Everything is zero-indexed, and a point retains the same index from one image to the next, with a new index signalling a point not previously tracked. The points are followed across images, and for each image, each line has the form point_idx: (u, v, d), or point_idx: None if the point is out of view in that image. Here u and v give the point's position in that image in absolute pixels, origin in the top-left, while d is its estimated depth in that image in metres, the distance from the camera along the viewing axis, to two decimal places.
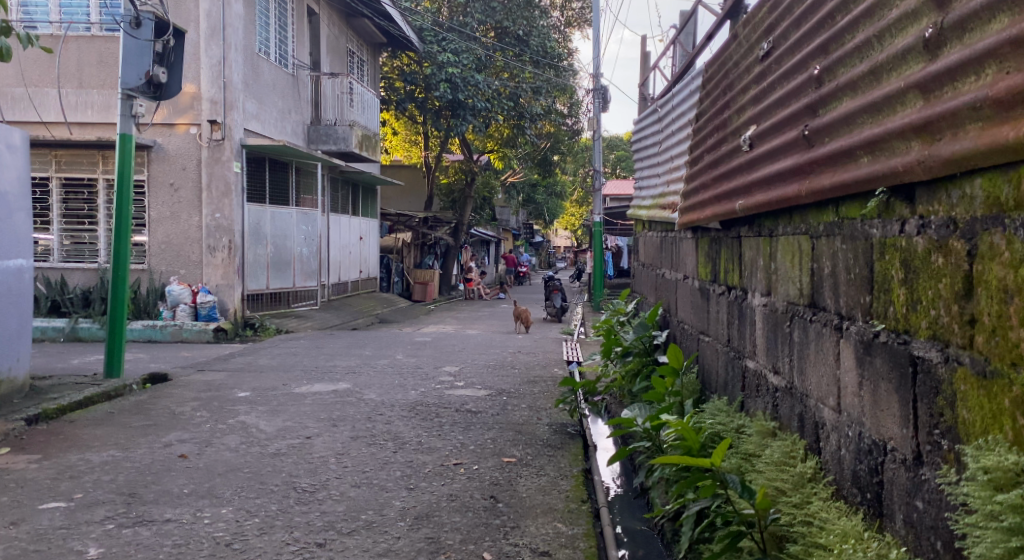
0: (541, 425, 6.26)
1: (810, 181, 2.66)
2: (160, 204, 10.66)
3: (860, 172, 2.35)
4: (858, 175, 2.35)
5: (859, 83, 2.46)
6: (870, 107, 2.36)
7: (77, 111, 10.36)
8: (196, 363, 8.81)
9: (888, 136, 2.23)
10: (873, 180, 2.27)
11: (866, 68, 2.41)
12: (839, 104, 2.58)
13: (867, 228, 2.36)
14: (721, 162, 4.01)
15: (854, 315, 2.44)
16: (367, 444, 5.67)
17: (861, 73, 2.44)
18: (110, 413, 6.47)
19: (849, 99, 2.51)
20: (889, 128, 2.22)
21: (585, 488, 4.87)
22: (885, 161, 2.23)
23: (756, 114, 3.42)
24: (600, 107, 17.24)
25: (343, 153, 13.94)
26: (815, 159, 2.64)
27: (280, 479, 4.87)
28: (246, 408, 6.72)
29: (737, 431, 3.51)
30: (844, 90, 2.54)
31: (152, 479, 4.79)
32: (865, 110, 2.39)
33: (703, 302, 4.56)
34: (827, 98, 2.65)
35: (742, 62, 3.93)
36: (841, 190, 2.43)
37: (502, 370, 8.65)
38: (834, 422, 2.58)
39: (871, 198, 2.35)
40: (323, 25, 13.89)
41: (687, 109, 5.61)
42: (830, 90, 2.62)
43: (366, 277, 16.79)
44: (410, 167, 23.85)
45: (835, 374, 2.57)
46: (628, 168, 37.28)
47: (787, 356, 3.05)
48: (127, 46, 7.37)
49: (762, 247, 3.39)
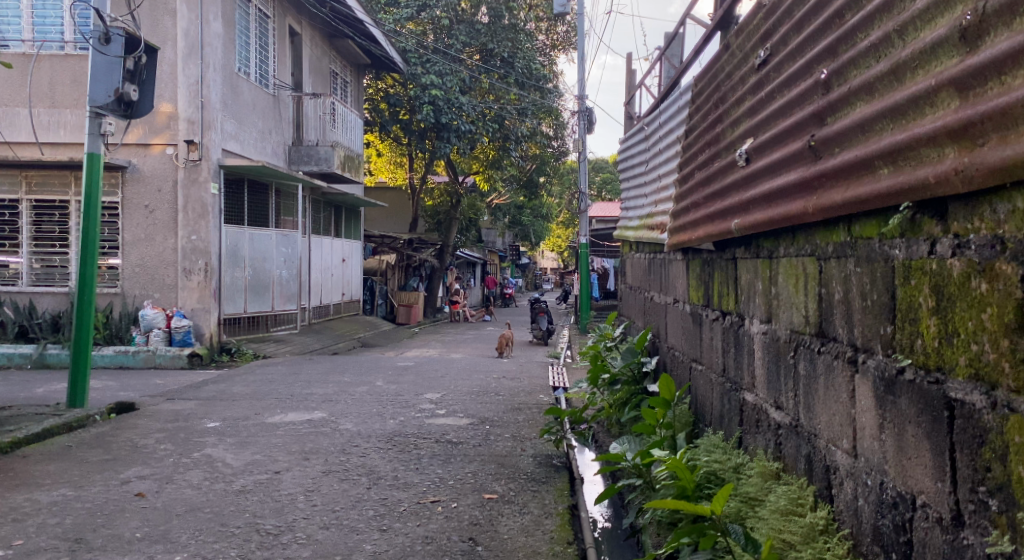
0: (524, 457, 5.93)
1: (818, 196, 2.39)
2: (134, 226, 10.31)
3: (878, 185, 2.08)
4: (877, 189, 2.08)
5: (877, 85, 2.19)
6: (891, 111, 2.10)
7: (49, 132, 10.07)
8: (166, 391, 8.43)
9: (915, 143, 1.97)
10: (895, 194, 2.00)
11: (885, 68, 2.15)
12: (851, 110, 2.31)
13: (888, 249, 2.08)
14: (713, 179, 3.73)
15: (872, 348, 2.16)
16: (340, 480, 5.33)
17: (878, 73, 2.18)
18: (68, 447, 6.10)
19: (864, 103, 2.25)
20: (918, 133, 1.96)
21: (571, 528, 4.57)
22: (911, 172, 1.97)
23: (752, 127, 3.14)
24: (586, 128, 17.04)
25: (325, 174, 13.63)
26: (823, 172, 2.38)
27: (243, 520, 4.53)
28: (214, 440, 6.37)
29: (735, 472, 3.22)
30: (858, 94, 2.28)
31: (102, 522, 4.46)
32: (885, 114, 2.12)
33: (695, 328, 4.26)
34: (838, 104, 2.38)
35: (736, 73, 3.65)
36: (856, 206, 2.16)
37: (486, 397, 8.31)
38: (847, 468, 2.29)
39: (891, 215, 2.08)
40: (305, 46, 13.62)
41: (676, 126, 5.34)
42: (841, 94, 2.36)
43: (349, 300, 16.44)
44: (393, 190, 23.53)
45: (848, 413, 2.28)
46: (614, 191, 37.13)
47: (791, 392, 2.76)
48: (96, 62, 7.03)
49: (761, 270, 3.11)
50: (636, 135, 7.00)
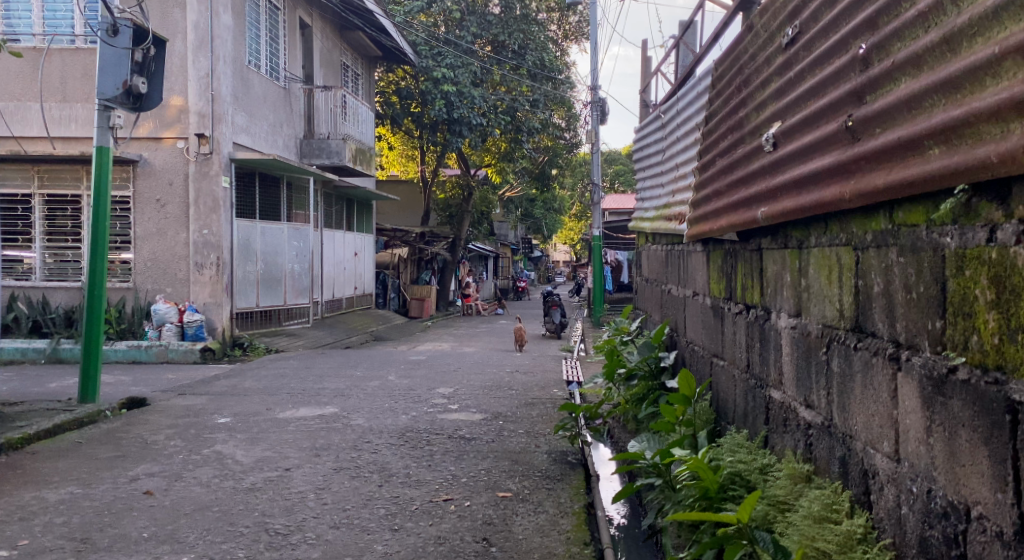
0: (539, 453, 5.79)
1: (858, 181, 2.22)
2: (146, 220, 10.22)
3: (927, 167, 1.93)
4: (927, 171, 1.92)
5: (926, 57, 2.03)
6: (944, 85, 1.93)
7: (61, 126, 9.96)
8: (178, 386, 8.34)
9: (975, 119, 1.80)
10: (948, 175, 1.85)
11: (938, 37, 1.98)
12: (895, 86, 2.15)
13: (937, 237, 1.93)
14: (737, 166, 3.56)
15: (917, 344, 2.00)
16: (351, 477, 5.21)
17: (928, 44, 2.02)
18: (77, 444, 6.00)
19: (911, 78, 2.08)
20: (977, 108, 1.80)
21: (587, 527, 4.43)
22: (969, 151, 1.81)
23: (780, 109, 2.97)
24: (599, 119, 16.85)
25: (337, 167, 13.50)
26: (863, 155, 2.22)
27: (251, 520, 4.41)
28: (224, 436, 6.26)
29: (762, 474, 3.07)
30: (903, 68, 2.11)
31: (109, 521, 4.35)
32: (938, 88, 1.96)
33: (716, 322, 4.11)
34: (880, 80, 2.22)
35: (760, 55, 3.48)
36: (901, 190, 2.00)
37: (499, 392, 8.16)
38: (889, 473, 2.14)
39: (941, 200, 1.93)
40: (316, 38, 13.49)
41: (695, 114, 5.15)
42: (883, 69, 2.20)
43: (361, 294, 16.33)
44: (405, 182, 23.42)
45: (889, 414, 2.13)
46: (627, 182, 36.91)
47: (824, 390, 2.61)
48: (103, 55, 6.87)
49: (789, 261, 2.95)
50: (652, 124, 6.83)
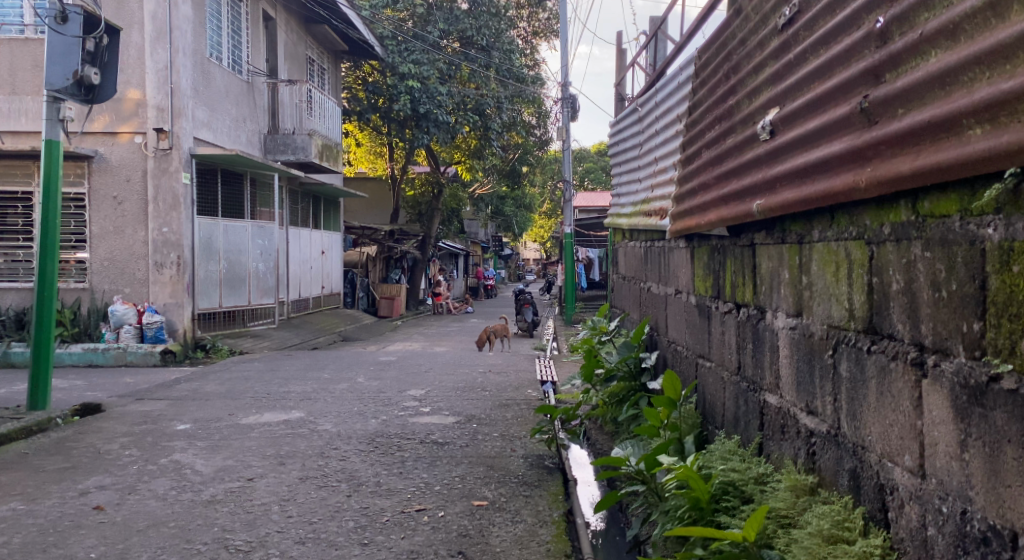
0: (514, 458, 5.56)
1: (883, 166, 2.05)
2: (102, 218, 9.83)
3: (967, 149, 1.77)
4: (969, 153, 1.76)
5: (961, 27, 1.86)
6: (988, 56, 1.76)
7: (10, 120, 9.58)
8: (136, 390, 8.00)
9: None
10: (994, 158, 1.69)
11: (976, 4, 1.81)
12: (922, 62, 1.98)
13: (979, 229, 1.77)
14: (726, 157, 3.37)
15: (949, 349, 1.86)
16: (318, 487, 4.94)
17: (967, 11, 1.83)
18: (24, 454, 5.68)
19: (944, 50, 1.91)
20: None
21: (567, 537, 4.22)
22: (1018, 129, 1.65)
23: (778, 94, 2.77)
24: (569, 116, 16.62)
25: (302, 163, 13.12)
26: (888, 140, 2.05)
27: (210, 536, 4.14)
28: (183, 444, 5.96)
29: (756, 484, 2.87)
30: (934, 40, 1.94)
31: (54, 541, 4.07)
32: (979, 61, 1.79)
33: (702, 321, 3.90)
34: (905, 58, 2.04)
35: (752, 37, 3.28)
36: (935, 176, 1.85)
37: (472, 393, 7.93)
38: (911, 490, 1.99)
39: (985, 188, 1.77)
40: (280, 31, 13.13)
41: (675, 105, 4.94)
42: (909, 42, 2.02)
43: (329, 293, 16.00)
44: (374, 179, 23.12)
45: (911, 425, 1.98)
46: (597, 179, 36.82)
47: (829, 396, 2.41)
48: (51, 43, 6.48)
49: (787, 257, 2.76)
50: (627, 117, 6.62)
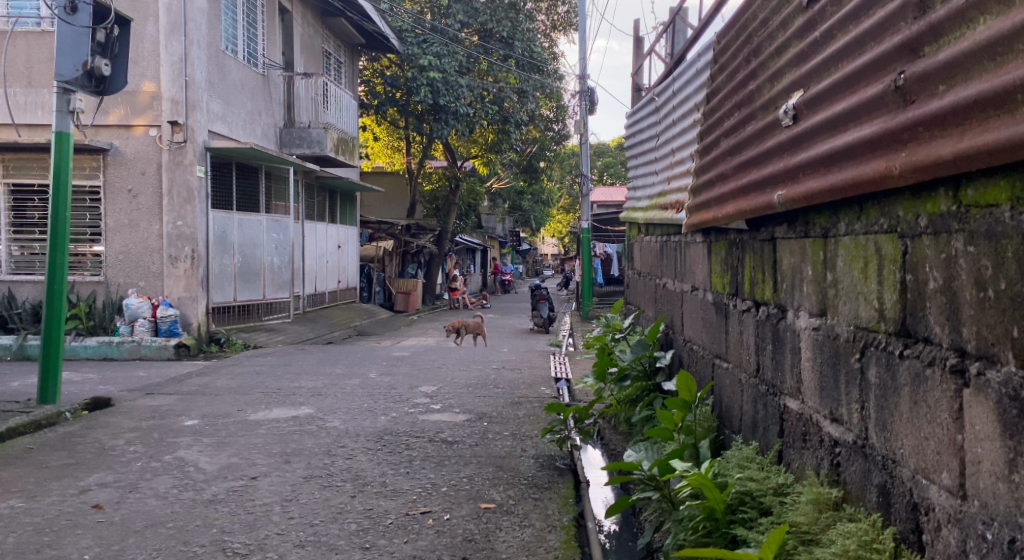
0: (525, 458, 5.39)
1: (924, 148, 1.86)
2: (117, 211, 9.74)
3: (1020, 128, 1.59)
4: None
5: None
6: None
7: (27, 113, 9.48)
8: (147, 385, 7.88)
9: None
10: None
11: None
12: (968, 33, 1.79)
13: None
14: (745, 144, 3.17)
15: (995, 357, 1.69)
16: (322, 487, 4.79)
17: None
18: (28, 449, 5.57)
19: (994, 17, 1.72)
20: None
21: (577, 543, 4.05)
22: None
23: (803, 76, 2.58)
24: (588, 109, 16.38)
25: (318, 157, 13.01)
26: (928, 119, 1.86)
27: (208, 538, 3.99)
28: (189, 441, 5.83)
29: (776, 493, 2.67)
30: (983, 6, 1.75)
31: (47, 541, 3.93)
32: None
33: (719, 320, 3.71)
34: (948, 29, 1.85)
35: (774, 18, 3.09)
36: (985, 159, 1.66)
37: (484, 390, 7.76)
38: (950, 511, 1.81)
39: None
40: (296, 24, 12.96)
41: (693, 93, 4.74)
42: (953, 9, 1.83)
43: (345, 288, 15.90)
44: (391, 174, 22.99)
45: (950, 439, 1.81)
46: (616, 174, 36.59)
47: (855, 404, 2.22)
48: (62, 33, 6.33)
49: (810, 252, 2.56)
50: (644, 109, 6.42)
